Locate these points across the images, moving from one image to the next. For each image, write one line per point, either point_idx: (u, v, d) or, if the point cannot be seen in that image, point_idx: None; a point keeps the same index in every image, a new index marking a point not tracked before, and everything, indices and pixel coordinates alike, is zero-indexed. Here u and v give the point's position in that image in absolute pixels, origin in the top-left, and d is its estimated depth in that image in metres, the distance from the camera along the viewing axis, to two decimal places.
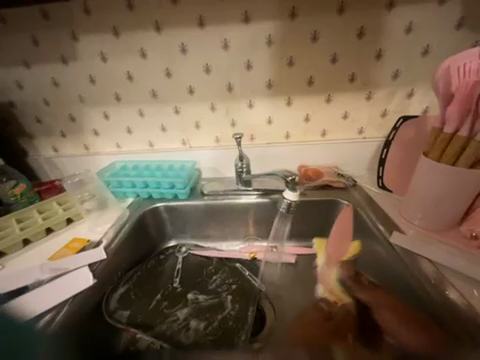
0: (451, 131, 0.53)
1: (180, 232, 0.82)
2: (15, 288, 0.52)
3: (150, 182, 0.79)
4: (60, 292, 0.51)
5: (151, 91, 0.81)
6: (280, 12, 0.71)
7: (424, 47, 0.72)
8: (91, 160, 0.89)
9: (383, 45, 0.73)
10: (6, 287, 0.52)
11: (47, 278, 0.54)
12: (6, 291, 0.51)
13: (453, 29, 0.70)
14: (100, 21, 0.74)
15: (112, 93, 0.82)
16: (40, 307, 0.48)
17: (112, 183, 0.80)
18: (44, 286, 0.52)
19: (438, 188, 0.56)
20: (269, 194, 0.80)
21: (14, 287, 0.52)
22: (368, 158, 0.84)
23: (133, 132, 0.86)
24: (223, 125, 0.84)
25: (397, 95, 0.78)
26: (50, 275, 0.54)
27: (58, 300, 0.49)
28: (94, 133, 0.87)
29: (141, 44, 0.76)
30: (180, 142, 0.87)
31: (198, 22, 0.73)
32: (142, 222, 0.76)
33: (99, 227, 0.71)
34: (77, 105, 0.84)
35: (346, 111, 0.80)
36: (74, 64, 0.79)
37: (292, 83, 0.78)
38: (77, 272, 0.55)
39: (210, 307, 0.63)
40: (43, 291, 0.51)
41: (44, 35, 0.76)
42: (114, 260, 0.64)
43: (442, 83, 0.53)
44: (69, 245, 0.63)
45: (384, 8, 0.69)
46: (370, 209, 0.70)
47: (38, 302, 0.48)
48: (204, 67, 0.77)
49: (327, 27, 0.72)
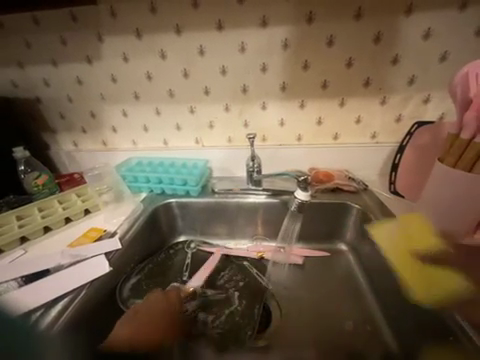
0: (469, 136, 0.52)
1: (190, 228, 0.85)
2: (36, 271, 0.55)
3: (164, 178, 0.82)
4: (80, 276, 0.54)
5: (168, 91, 0.84)
6: (297, 17, 0.73)
7: (443, 53, 0.72)
8: (109, 156, 0.93)
9: (400, 50, 0.73)
10: (28, 270, 0.55)
11: (67, 263, 0.57)
12: (28, 273, 0.54)
13: (473, 35, 0.69)
14: (124, 23, 0.78)
15: (131, 92, 0.85)
16: (60, 290, 0.50)
17: (128, 178, 0.83)
18: (65, 270, 0.55)
19: (452, 194, 0.55)
20: (279, 195, 0.81)
21: (36, 270, 0.55)
22: (380, 163, 0.84)
23: (149, 130, 0.89)
24: (236, 126, 0.86)
25: (413, 100, 0.77)
26: (70, 261, 0.58)
27: (78, 285, 0.52)
28: (112, 130, 0.91)
29: (161, 45, 0.79)
30: (193, 141, 0.90)
31: (216, 25, 0.75)
32: (154, 216, 0.78)
33: (115, 218, 0.74)
34: (98, 103, 0.88)
35: (360, 115, 0.81)
36: (98, 63, 0.83)
37: (306, 87, 0.79)
38: (95, 259, 0.59)
39: (218, 301, 0.63)
40: (64, 274, 0.54)
41: (72, 35, 0.80)
42: (128, 250, 0.66)
43: (459, 89, 0.54)
44: (87, 234, 0.67)
45: (402, 13, 0.69)
46: (380, 214, 0.70)
47: (58, 286, 0.51)
48: (220, 69, 0.80)
49: (344, 32, 0.73)
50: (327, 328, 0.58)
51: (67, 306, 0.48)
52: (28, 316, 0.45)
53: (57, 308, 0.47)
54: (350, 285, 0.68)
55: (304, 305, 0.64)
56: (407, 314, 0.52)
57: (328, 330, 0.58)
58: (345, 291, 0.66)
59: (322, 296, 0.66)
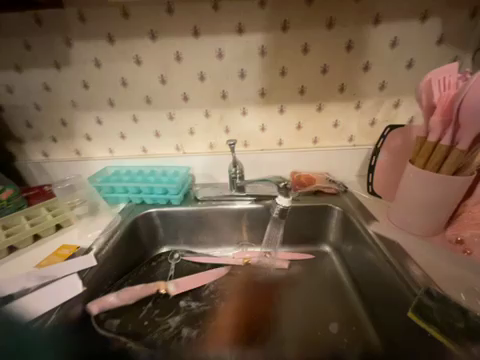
0: (435, 139, 0.56)
1: (173, 238, 0.82)
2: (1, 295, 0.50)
3: (143, 188, 0.79)
4: (50, 298, 0.50)
5: (145, 97, 0.82)
6: (272, 25, 0.74)
7: (409, 60, 0.76)
8: (83, 165, 0.88)
9: (371, 58, 0.76)
10: None
11: (35, 284, 0.52)
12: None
13: (435, 44, 0.75)
14: (95, 28, 0.75)
15: (106, 99, 0.82)
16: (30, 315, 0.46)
17: (104, 188, 0.79)
18: (33, 292, 0.50)
19: (425, 193, 0.58)
20: (262, 199, 0.81)
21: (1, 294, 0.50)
22: (358, 165, 0.87)
23: (126, 137, 0.86)
24: (217, 132, 0.85)
25: (385, 104, 0.81)
26: (38, 282, 0.52)
27: (48, 307, 0.48)
28: (86, 138, 0.86)
29: (136, 51, 0.77)
30: (174, 148, 0.87)
31: (193, 32, 0.75)
32: (134, 228, 0.75)
33: (90, 233, 0.69)
34: (69, 110, 0.83)
35: (337, 120, 0.83)
36: (68, 69, 0.79)
37: (284, 93, 0.81)
38: (67, 278, 0.54)
39: (203, 314, 0.61)
40: (32, 297, 0.49)
41: (38, 40, 0.76)
42: (105, 265, 0.63)
43: (424, 96, 0.57)
44: (58, 252, 0.62)
45: (370, 22, 0.73)
46: (360, 215, 0.72)
47: (27, 310, 0.47)
48: (198, 75, 0.79)
49: (318, 39, 0.75)
50: (313, 330, 0.58)
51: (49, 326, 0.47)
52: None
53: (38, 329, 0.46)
54: (334, 287, 0.69)
55: (290, 309, 0.63)
56: (386, 310, 0.54)
57: (315, 333, 0.57)
58: (330, 292, 0.67)
59: (306, 299, 0.66)
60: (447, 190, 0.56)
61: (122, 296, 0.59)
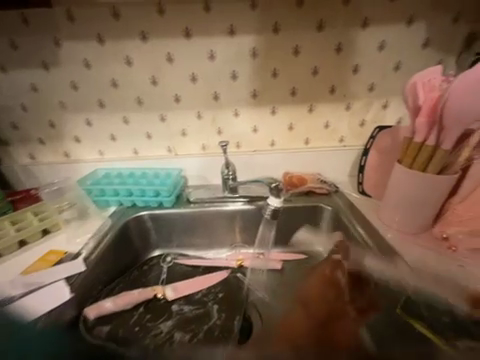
0: (420, 140, 0.57)
1: (165, 241, 0.81)
2: None
3: (134, 190, 0.77)
4: (38, 304, 0.50)
5: (136, 98, 0.81)
6: (264, 27, 0.74)
7: (396, 63, 0.78)
8: (72, 168, 0.86)
9: (359, 60, 0.78)
10: None
11: (20, 293, 0.52)
12: None
13: (421, 48, 0.77)
14: (85, 29, 0.73)
15: (95, 100, 0.80)
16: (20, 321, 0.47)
17: (93, 191, 0.77)
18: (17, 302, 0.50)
19: (412, 193, 0.59)
20: (255, 201, 0.81)
21: None
22: (349, 165, 0.88)
23: (116, 139, 0.85)
24: (209, 133, 0.85)
25: (373, 106, 0.83)
26: (23, 290, 0.52)
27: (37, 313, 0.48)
28: (75, 140, 0.84)
29: (126, 52, 0.76)
30: (166, 150, 0.86)
31: (184, 33, 0.75)
32: (125, 232, 0.74)
33: (79, 238, 0.68)
34: (57, 112, 0.81)
35: (328, 121, 0.84)
36: (56, 70, 0.77)
37: (276, 94, 0.81)
38: (54, 287, 0.53)
39: (196, 318, 0.61)
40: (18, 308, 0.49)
41: (25, 39, 0.74)
42: (94, 270, 0.62)
43: (410, 97, 0.58)
44: (45, 258, 0.61)
45: (359, 26, 0.75)
46: (351, 215, 0.73)
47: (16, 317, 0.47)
48: (190, 76, 0.79)
49: (308, 42, 0.76)
50: None
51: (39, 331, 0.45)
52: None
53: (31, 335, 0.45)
54: None
55: None
56: None
57: None
58: None
59: None
60: (432, 189, 0.58)
61: (117, 302, 0.59)
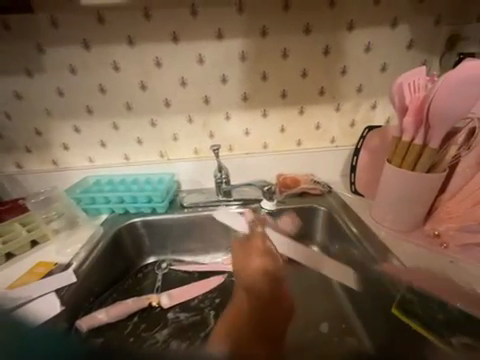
0: (408, 139, 0.58)
1: (159, 248, 0.79)
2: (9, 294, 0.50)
3: (126, 197, 0.76)
4: (48, 310, 0.49)
5: (125, 103, 0.80)
6: (252, 31, 0.75)
7: (382, 64, 0.80)
8: (61, 176, 0.84)
9: (347, 62, 0.79)
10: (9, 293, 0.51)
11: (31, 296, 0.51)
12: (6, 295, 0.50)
13: (406, 49, 0.79)
14: (70, 34, 0.72)
15: (83, 106, 0.79)
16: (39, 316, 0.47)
17: (84, 200, 0.76)
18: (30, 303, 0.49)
19: (403, 191, 0.60)
20: (249, 203, 0.81)
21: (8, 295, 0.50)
22: (341, 165, 0.89)
23: (106, 145, 0.83)
24: (201, 137, 0.84)
25: (362, 106, 0.84)
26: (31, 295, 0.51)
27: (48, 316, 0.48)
28: (63, 148, 0.83)
29: (113, 57, 0.75)
30: (157, 155, 0.85)
31: (172, 37, 0.74)
32: (117, 240, 0.72)
33: (69, 248, 0.66)
34: (44, 119, 0.79)
35: (319, 122, 0.85)
36: (41, 76, 0.75)
37: (266, 97, 0.82)
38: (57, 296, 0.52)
39: (193, 325, 0.59)
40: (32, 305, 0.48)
41: (8, 46, 0.72)
42: (85, 281, 0.60)
43: (397, 98, 0.60)
44: (33, 271, 0.59)
45: (345, 28, 0.76)
46: (345, 215, 0.73)
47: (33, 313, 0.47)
48: (180, 80, 0.78)
49: (296, 44, 0.77)
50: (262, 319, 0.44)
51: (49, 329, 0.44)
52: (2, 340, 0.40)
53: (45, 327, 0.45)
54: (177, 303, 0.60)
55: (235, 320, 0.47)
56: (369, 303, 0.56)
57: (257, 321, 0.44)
58: None
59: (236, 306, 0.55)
60: (422, 187, 0.59)
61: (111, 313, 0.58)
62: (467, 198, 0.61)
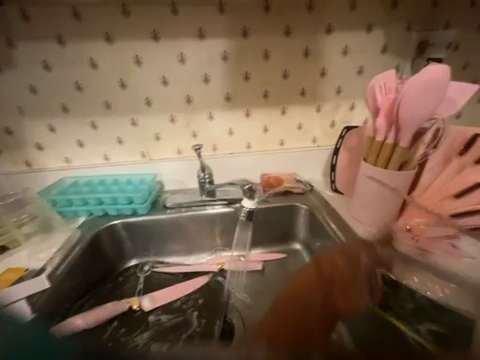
0: (381, 139, 0.61)
1: (141, 250, 0.78)
2: None
3: (106, 199, 0.74)
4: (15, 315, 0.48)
5: (104, 102, 0.77)
6: (234, 31, 0.75)
7: (359, 67, 0.83)
8: (34, 177, 0.79)
9: (326, 64, 0.82)
10: None
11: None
12: None
13: (380, 53, 0.83)
14: (43, 28, 0.69)
15: (59, 105, 0.76)
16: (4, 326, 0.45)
17: (60, 202, 0.73)
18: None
19: (378, 189, 0.63)
20: (233, 203, 0.81)
21: None
22: (322, 165, 0.92)
23: (85, 145, 0.80)
24: (184, 136, 0.83)
25: (342, 107, 0.87)
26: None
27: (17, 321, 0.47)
28: (37, 148, 0.79)
29: (91, 54, 0.72)
30: (139, 155, 0.83)
31: (152, 35, 0.73)
32: (96, 243, 0.70)
33: (42, 253, 0.63)
34: (15, 117, 0.75)
35: (300, 123, 0.87)
36: (11, 72, 0.71)
37: (248, 97, 0.82)
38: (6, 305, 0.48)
39: (175, 327, 0.59)
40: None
41: None
42: (60, 287, 0.58)
43: (370, 100, 0.62)
44: (2, 277, 0.55)
45: (324, 32, 0.79)
46: (325, 212, 0.76)
47: None
48: (161, 79, 0.77)
49: (277, 46, 0.78)
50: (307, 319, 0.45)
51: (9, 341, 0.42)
52: None
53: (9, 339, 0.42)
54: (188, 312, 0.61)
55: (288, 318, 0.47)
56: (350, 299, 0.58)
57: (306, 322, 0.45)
58: None
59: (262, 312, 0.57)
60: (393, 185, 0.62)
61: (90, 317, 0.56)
62: (435, 194, 0.65)
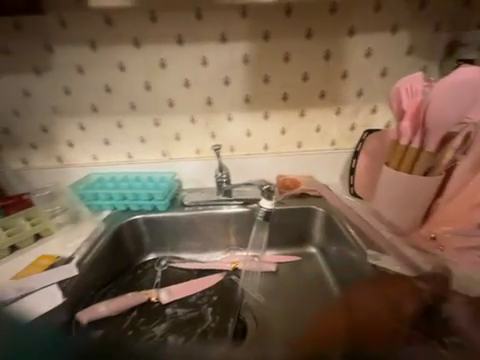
0: (406, 142, 0.59)
1: (159, 245, 0.81)
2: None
3: (128, 194, 0.78)
4: (42, 303, 0.52)
5: (130, 103, 0.81)
6: (255, 34, 0.77)
7: (382, 69, 0.81)
8: (64, 172, 0.85)
9: (348, 66, 0.81)
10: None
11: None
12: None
13: (406, 55, 0.80)
14: (78, 34, 0.74)
15: (89, 105, 0.81)
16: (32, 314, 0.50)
17: (87, 196, 0.77)
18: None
19: (400, 194, 0.61)
20: (249, 203, 0.82)
21: None
22: (341, 168, 0.90)
23: (110, 143, 0.85)
24: (203, 137, 0.86)
25: (363, 110, 0.85)
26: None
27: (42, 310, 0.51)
28: (68, 145, 0.84)
29: (120, 58, 0.77)
30: (159, 154, 0.87)
31: (177, 40, 0.76)
32: (118, 236, 0.74)
33: (71, 242, 0.67)
34: (50, 116, 0.81)
35: (319, 125, 0.86)
36: (49, 75, 0.77)
37: (267, 99, 0.83)
38: (22, 294, 0.53)
39: (190, 321, 0.61)
40: (4, 310, 0.49)
41: (17, 45, 0.74)
42: (87, 275, 0.62)
43: (395, 102, 0.61)
44: (36, 263, 0.60)
45: (346, 34, 0.78)
46: (343, 216, 0.74)
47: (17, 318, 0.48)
48: (183, 81, 0.80)
49: (298, 48, 0.79)
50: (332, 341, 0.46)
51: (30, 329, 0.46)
52: None
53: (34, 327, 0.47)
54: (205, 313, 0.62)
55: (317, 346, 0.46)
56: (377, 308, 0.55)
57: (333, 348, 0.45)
58: (314, 290, 0.70)
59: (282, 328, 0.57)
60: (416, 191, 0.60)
61: (111, 306, 0.59)
62: None
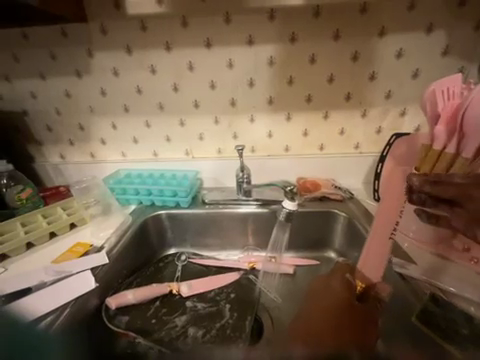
0: (440, 147, 0.50)
1: (180, 240, 0.84)
2: (36, 283, 0.56)
3: (154, 190, 0.82)
4: (75, 288, 0.55)
5: (158, 104, 0.86)
6: (281, 36, 0.77)
7: (414, 70, 0.78)
8: (97, 168, 0.92)
9: (376, 68, 0.78)
10: (32, 281, 0.56)
11: (15, 289, 0.54)
12: (33, 284, 0.55)
13: (440, 55, 0.76)
14: (114, 40, 0.80)
15: (121, 105, 0.86)
16: (64, 297, 0.53)
17: (116, 190, 0.83)
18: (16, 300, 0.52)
19: None
20: (268, 204, 0.82)
21: (31, 284, 0.55)
22: (364, 172, 0.88)
23: (138, 142, 0.90)
24: (225, 137, 0.88)
25: (390, 113, 0.82)
26: (21, 286, 0.55)
27: (75, 294, 0.54)
28: (101, 142, 0.91)
29: (151, 61, 0.81)
30: (183, 153, 0.90)
31: (205, 43, 0.79)
32: (143, 229, 0.78)
33: (102, 232, 0.73)
34: (86, 115, 0.88)
35: (343, 128, 0.85)
36: (88, 77, 0.84)
37: (290, 101, 0.83)
38: (61, 277, 0.57)
39: (209, 315, 0.62)
40: (42, 291, 0.53)
41: (62, 50, 0.82)
42: (116, 264, 0.66)
43: (428, 105, 0.53)
44: (73, 249, 0.66)
45: (377, 34, 0.76)
46: (365, 222, 0.72)
47: (51, 301, 0.52)
48: (209, 83, 0.82)
49: (325, 50, 0.78)
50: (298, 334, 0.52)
51: (59, 315, 0.49)
52: (40, 321, 0.48)
53: (63, 315, 0.50)
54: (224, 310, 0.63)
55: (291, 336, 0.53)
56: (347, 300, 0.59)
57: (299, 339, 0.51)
58: None
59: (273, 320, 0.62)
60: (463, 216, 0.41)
61: (137, 294, 0.63)
62: None
